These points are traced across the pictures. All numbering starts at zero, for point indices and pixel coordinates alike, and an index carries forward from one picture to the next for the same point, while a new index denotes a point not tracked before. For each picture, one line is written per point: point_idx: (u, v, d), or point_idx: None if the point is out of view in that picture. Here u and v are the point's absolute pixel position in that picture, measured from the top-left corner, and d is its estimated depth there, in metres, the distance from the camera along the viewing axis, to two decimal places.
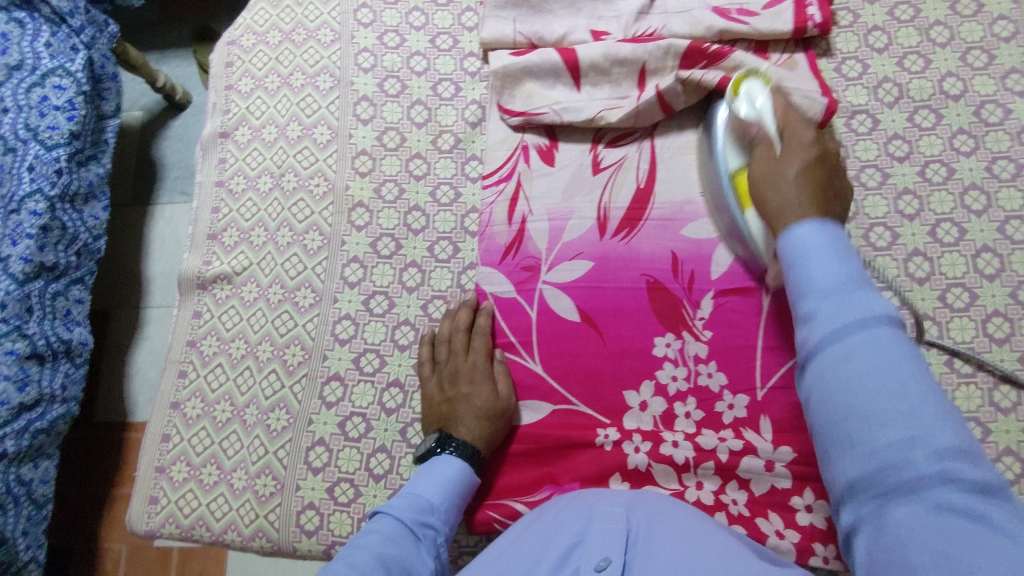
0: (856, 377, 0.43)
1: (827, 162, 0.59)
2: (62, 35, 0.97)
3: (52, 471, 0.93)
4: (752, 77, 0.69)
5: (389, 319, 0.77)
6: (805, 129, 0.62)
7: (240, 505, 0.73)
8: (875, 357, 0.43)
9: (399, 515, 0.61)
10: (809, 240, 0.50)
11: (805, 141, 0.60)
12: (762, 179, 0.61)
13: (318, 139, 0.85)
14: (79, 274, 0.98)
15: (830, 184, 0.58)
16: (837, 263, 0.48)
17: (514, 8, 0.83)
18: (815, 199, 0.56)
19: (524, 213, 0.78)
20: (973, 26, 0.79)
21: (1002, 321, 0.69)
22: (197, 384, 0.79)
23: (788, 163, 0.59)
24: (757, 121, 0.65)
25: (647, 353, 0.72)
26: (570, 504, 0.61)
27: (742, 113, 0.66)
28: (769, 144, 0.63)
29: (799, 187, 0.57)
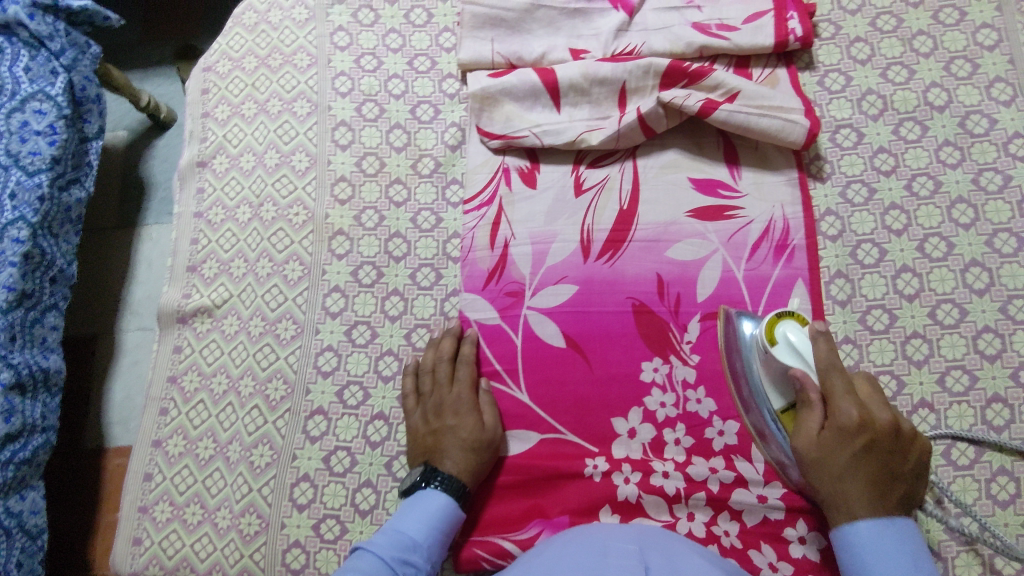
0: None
1: (897, 453, 0.59)
2: (42, 58, 0.96)
3: (42, 502, 0.90)
4: (785, 316, 0.64)
5: (372, 350, 0.76)
6: (849, 402, 0.59)
7: (224, 544, 0.72)
8: (884, 561, 0.55)
9: (379, 552, 0.60)
10: (864, 529, 0.56)
11: (848, 425, 0.59)
12: (813, 466, 0.60)
13: (296, 166, 0.83)
14: (53, 301, 0.96)
15: (886, 478, 0.58)
16: (896, 535, 0.56)
17: (492, 29, 0.81)
18: (868, 494, 0.57)
19: (506, 237, 0.77)
20: (956, 35, 0.78)
21: (993, 338, 0.68)
22: (179, 421, 0.77)
23: (853, 464, 0.58)
24: (803, 373, 0.61)
25: (635, 379, 0.71)
26: (576, 540, 0.59)
27: (785, 360, 0.62)
28: (811, 412, 0.61)
29: (857, 479, 0.58)
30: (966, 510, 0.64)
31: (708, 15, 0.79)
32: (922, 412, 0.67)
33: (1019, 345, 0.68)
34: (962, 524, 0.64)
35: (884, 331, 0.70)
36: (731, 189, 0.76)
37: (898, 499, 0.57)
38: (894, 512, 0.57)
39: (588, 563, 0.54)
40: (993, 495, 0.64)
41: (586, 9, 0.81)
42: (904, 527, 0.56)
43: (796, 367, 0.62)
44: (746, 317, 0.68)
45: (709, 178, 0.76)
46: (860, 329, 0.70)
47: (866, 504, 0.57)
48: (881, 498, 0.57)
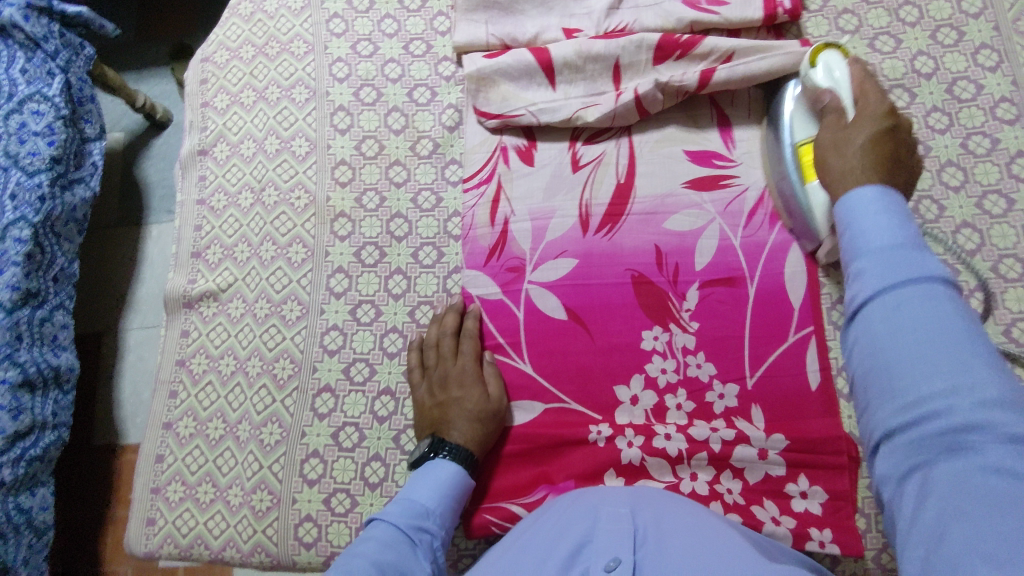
0: (864, 233, 0.43)
1: (891, 142, 0.57)
2: (37, 60, 0.96)
3: (51, 498, 0.92)
4: (831, 48, 0.69)
5: (377, 327, 0.77)
6: (876, 103, 0.61)
7: (238, 521, 0.73)
8: (871, 217, 0.43)
9: (394, 521, 0.61)
10: (866, 193, 0.45)
11: (880, 109, 0.60)
12: (829, 151, 0.60)
13: (296, 151, 0.85)
14: (58, 300, 0.97)
15: (888, 160, 0.56)
16: (884, 199, 0.44)
17: (486, 10, 0.83)
18: (881, 176, 0.54)
19: (506, 214, 0.78)
20: (941, 4, 0.79)
21: (986, 296, 0.69)
22: (188, 403, 0.78)
23: (852, 160, 0.57)
24: (831, 89, 0.65)
25: (636, 348, 0.72)
26: (573, 502, 0.61)
27: (819, 79, 0.66)
28: (841, 114, 0.63)
29: (861, 154, 0.56)
30: None
31: None
32: None
33: (1012, 302, 0.69)
34: None
35: None
36: (726, 158, 0.77)
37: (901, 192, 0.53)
38: (887, 187, 0.45)
39: (581, 529, 0.55)
40: None
41: None
42: (898, 198, 0.44)
43: (825, 88, 0.65)
44: (793, 82, 0.73)
45: (705, 149, 0.78)
46: None
47: (875, 177, 0.54)
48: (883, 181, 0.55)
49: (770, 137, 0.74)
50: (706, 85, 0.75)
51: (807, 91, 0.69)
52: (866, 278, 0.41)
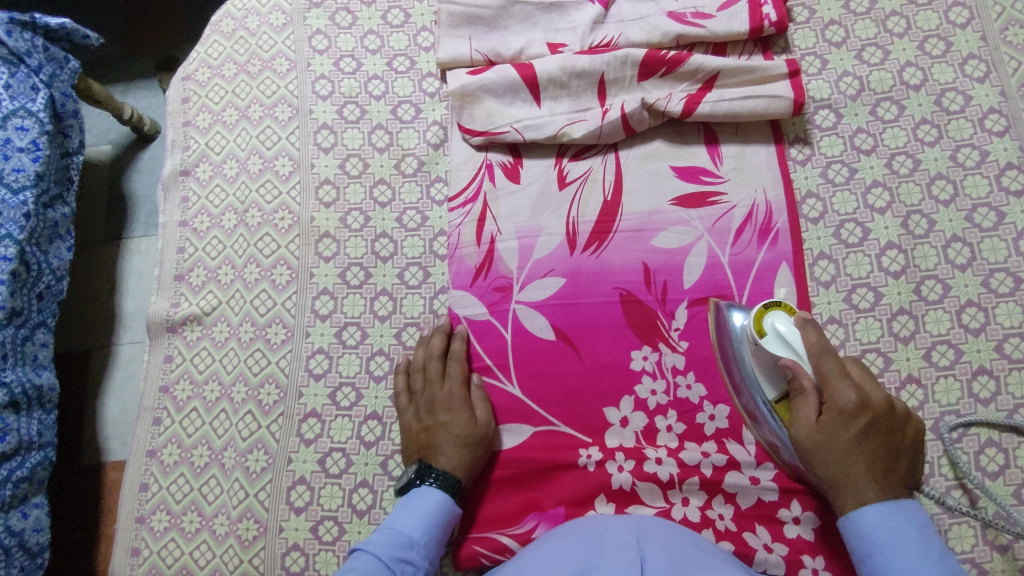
0: (896, 560, 0.53)
1: (891, 429, 0.59)
2: (21, 75, 0.95)
3: (46, 519, 0.90)
4: (774, 308, 0.64)
5: (363, 350, 0.76)
6: (845, 384, 0.59)
7: (223, 551, 0.72)
8: (901, 530, 0.54)
9: (377, 552, 0.60)
10: (877, 513, 0.56)
11: (847, 407, 0.59)
12: (812, 454, 0.59)
13: (280, 171, 0.83)
14: (40, 318, 0.96)
15: (893, 452, 0.58)
16: (901, 515, 0.55)
17: (469, 26, 0.82)
18: (869, 475, 0.57)
19: (492, 232, 0.77)
20: (929, 14, 0.79)
21: (977, 312, 0.69)
22: (173, 430, 0.77)
23: (852, 438, 0.58)
24: (793, 362, 0.61)
25: (625, 368, 0.71)
26: (576, 534, 0.60)
27: (774, 351, 0.62)
28: (807, 400, 0.61)
29: (859, 455, 0.58)
30: (956, 483, 0.65)
31: (682, 3, 0.80)
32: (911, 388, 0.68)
33: (1003, 318, 0.68)
34: (953, 496, 0.64)
35: (870, 309, 0.70)
36: (713, 174, 0.76)
37: (895, 482, 0.58)
38: (903, 495, 0.57)
39: (587, 556, 0.54)
40: (982, 466, 0.64)
41: (561, 3, 0.82)
42: (917, 510, 0.56)
43: (786, 358, 0.61)
44: (737, 310, 0.67)
45: (692, 165, 0.77)
46: (846, 308, 0.71)
47: (870, 483, 0.57)
48: (884, 486, 0.57)
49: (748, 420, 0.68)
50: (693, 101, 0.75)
51: (767, 371, 0.63)
52: (881, 573, 0.54)
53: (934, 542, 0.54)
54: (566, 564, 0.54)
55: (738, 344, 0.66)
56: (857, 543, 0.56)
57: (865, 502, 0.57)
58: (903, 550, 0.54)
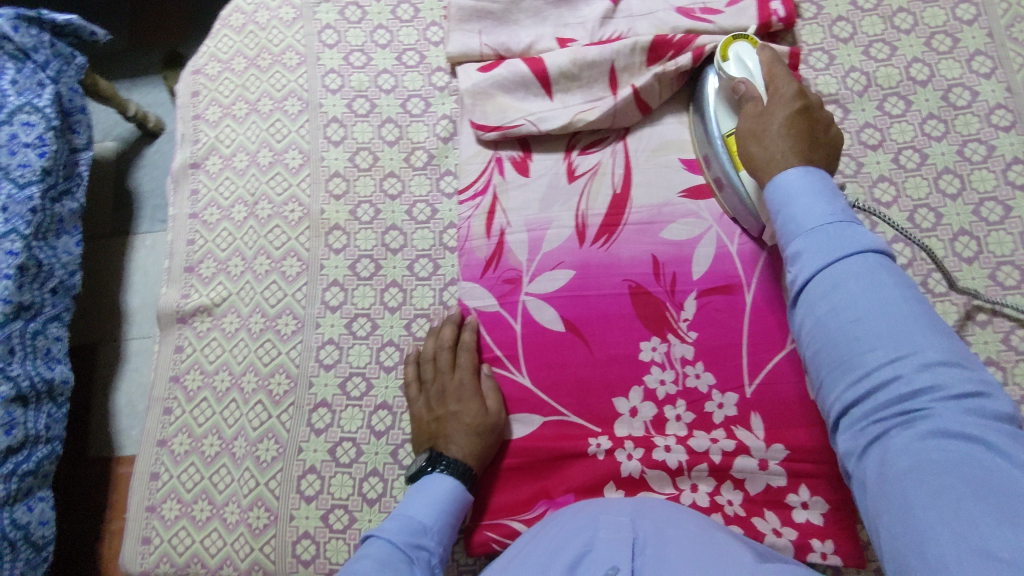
0: (807, 238, 0.48)
1: (818, 129, 0.60)
2: (28, 71, 0.95)
3: (50, 511, 0.91)
4: (740, 40, 0.71)
5: (373, 341, 0.77)
6: (791, 84, 0.63)
7: (234, 539, 0.72)
8: (812, 201, 0.50)
9: (391, 538, 0.59)
10: (797, 175, 0.52)
11: (789, 96, 0.62)
12: (749, 122, 0.63)
13: (290, 164, 0.84)
14: (55, 312, 0.96)
15: (817, 136, 0.59)
16: (820, 183, 0.51)
17: (479, 20, 0.82)
18: (799, 148, 0.58)
19: (502, 225, 0.78)
20: (936, 11, 0.79)
21: (984, 304, 0.69)
22: (183, 420, 0.78)
23: (778, 139, 0.59)
24: (746, 78, 0.67)
25: (634, 359, 0.72)
26: (573, 515, 0.60)
27: (733, 69, 0.69)
28: (756, 99, 0.64)
29: (785, 137, 0.59)
30: None
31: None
32: None
33: (1010, 310, 0.69)
34: None
35: None
36: None
37: (821, 159, 0.58)
38: (815, 168, 0.53)
39: (581, 539, 0.55)
40: None
41: None
42: (833, 186, 0.52)
43: (741, 78, 0.67)
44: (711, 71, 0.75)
45: None
46: None
47: (796, 156, 0.58)
48: (807, 150, 0.58)
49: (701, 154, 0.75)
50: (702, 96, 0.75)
51: (722, 96, 0.72)
52: (806, 264, 0.48)
53: (846, 210, 0.49)
54: (559, 547, 0.55)
55: (708, 97, 0.73)
56: (783, 233, 0.51)
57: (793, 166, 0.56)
58: (861, 302, 0.44)
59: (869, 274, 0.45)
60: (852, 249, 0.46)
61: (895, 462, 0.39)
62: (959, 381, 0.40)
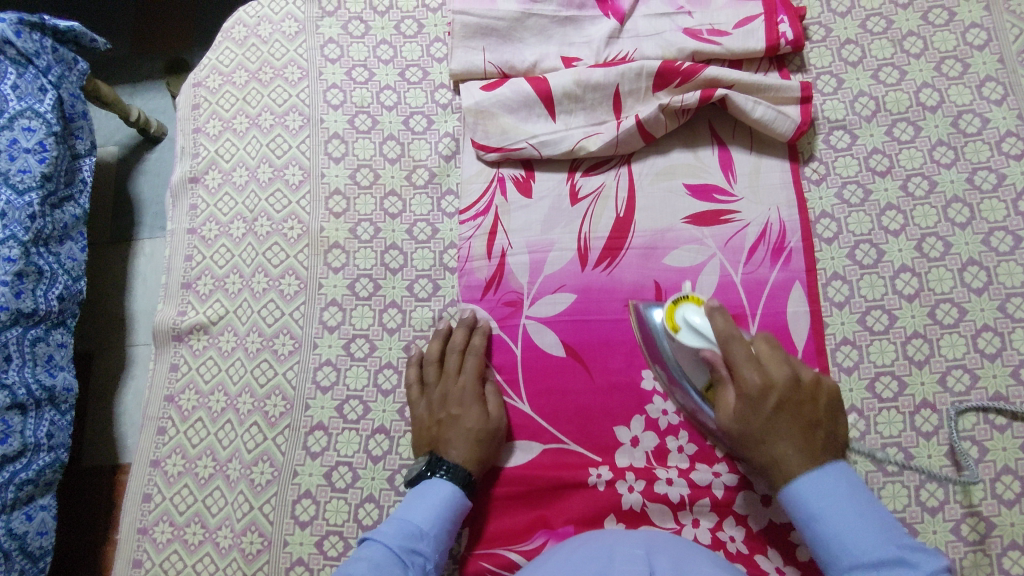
0: (834, 534, 0.55)
1: (806, 405, 0.62)
2: (30, 76, 0.94)
3: (52, 521, 0.90)
4: (682, 300, 0.67)
5: (371, 363, 0.76)
6: (753, 370, 0.62)
7: (227, 564, 0.71)
8: (835, 503, 0.57)
9: (387, 542, 0.61)
10: (814, 479, 0.58)
11: (753, 387, 0.62)
12: (739, 434, 0.62)
13: (290, 180, 0.83)
14: (60, 319, 0.96)
15: (810, 423, 0.61)
16: (838, 482, 0.58)
17: (483, 37, 0.81)
18: (802, 455, 0.59)
19: (503, 246, 0.77)
20: (946, 35, 0.78)
21: (993, 336, 0.68)
22: (177, 440, 0.76)
23: (772, 413, 0.61)
24: (708, 350, 0.65)
25: (636, 387, 0.71)
26: (585, 546, 0.59)
27: (692, 342, 0.65)
28: (726, 389, 0.64)
29: (784, 426, 0.61)
30: (972, 510, 0.64)
31: (698, 20, 0.79)
32: (925, 413, 0.67)
33: (1019, 343, 0.68)
34: (970, 523, 0.63)
35: (884, 332, 0.70)
36: (727, 192, 0.75)
37: (822, 449, 0.60)
38: (835, 463, 0.59)
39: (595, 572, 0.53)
40: (998, 494, 0.64)
41: (576, 17, 0.81)
42: (850, 475, 0.59)
43: (700, 345, 0.65)
44: (653, 307, 0.71)
45: (705, 183, 0.76)
46: (860, 330, 0.70)
47: (801, 463, 0.59)
48: (812, 455, 0.59)
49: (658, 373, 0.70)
50: None
51: (688, 358, 0.67)
52: (850, 554, 0.54)
53: (864, 498, 0.57)
54: None
55: (660, 341, 0.69)
56: (813, 537, 0.57)
57: (799, 479, 0.59)
58: (899, 575, 0.52)
59: (873, 528, 0.55)
60: (880, 540, 0.54)
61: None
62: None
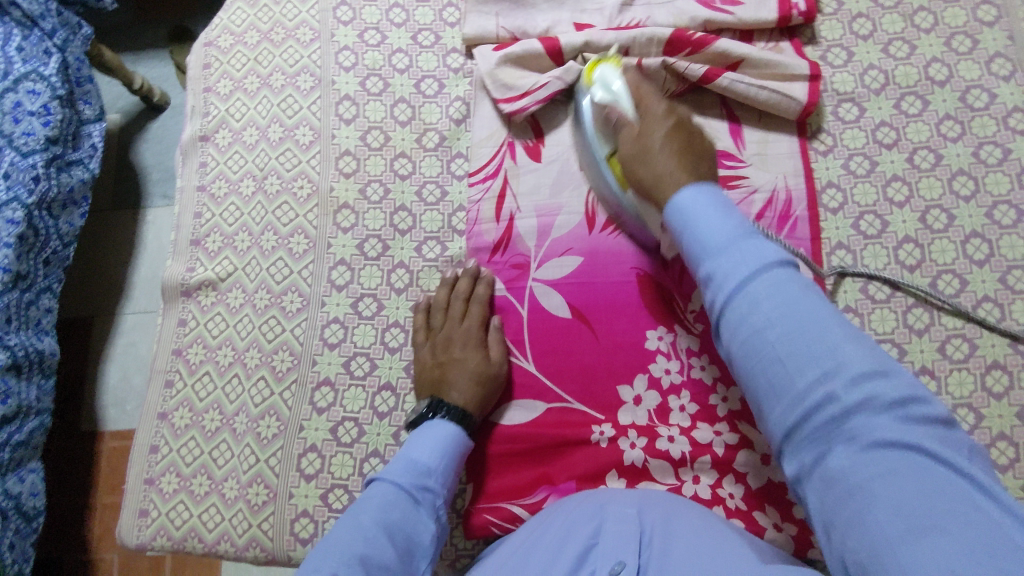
0: (707, 232, 0.52)
1: (694, 139, 0.63)
2: (35, 39, 0.93)
3: (41, 483, 0.92)
4: (603, 63, 0.72)
5: (378, 322, 0.76)
6: (659, 103, 0.66)
7: (232, 515, 0.72)
8: (714, 221, 0.52)
9: (395, 482, 0.60)
10: (691, 195, 0.55)
11: (659, 117, 0.65)
12: (630, 160, 0.65)
13: (300, 140, 0.83)
14: (46, 283, 0.95)
15: (698, 152, 0.62)
16: (711, 200, 0.54)
17: (497, 2, 0.81)
18: (680, 166, 0.60)
19: (512, 210, 0.77)
20: (957, 11, 0.79)
21: (993, 307, 0.69)
22: (184, 394, 0.77)
23: (654, 138, 0.63)
24: (612, 103, 0.68)
25: (640, 347, 0.72)
26: (580, 504, 0.60)
27: (596, 94, 0.70)
28: (627, 123, 0.66)
29: (667, 155, 0.62)
30: None
31: None
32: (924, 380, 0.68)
33: (1018, 314, 0.69)
34: None
35: (886, 301, 0.71)
36: (735, 159, 0.76)
37: (707, 167, 0.61)
38: (711, 185, 0.56)
39: (591, 530, 0.54)
40: (993, 459, 0.65)
41: None
42: (722, 195, 0.55)
43: (613, 101, 0.68)
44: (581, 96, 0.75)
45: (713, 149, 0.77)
46: (862, 298, 0.71)
47: (682, 172, 0.59)
48: (681, 157, 0.61)
49: (584, 159, 0.76)
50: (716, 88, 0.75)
51: (598, 135, 0.71)
52: (720, 284, 0.49)
53: (739, 215, 0.53)
54: (568, 539, 0.54)
55: (586, 120, 0.73)
56: (687, 238, 0.54)
57: (681, 186, 0.57)
58: (780, 306, 0.46)
59: (742, 220, 0.52)
60: (742, 240, 0.50)
61: (844, 476, 0.41)
62: (911, 431, 0.40)
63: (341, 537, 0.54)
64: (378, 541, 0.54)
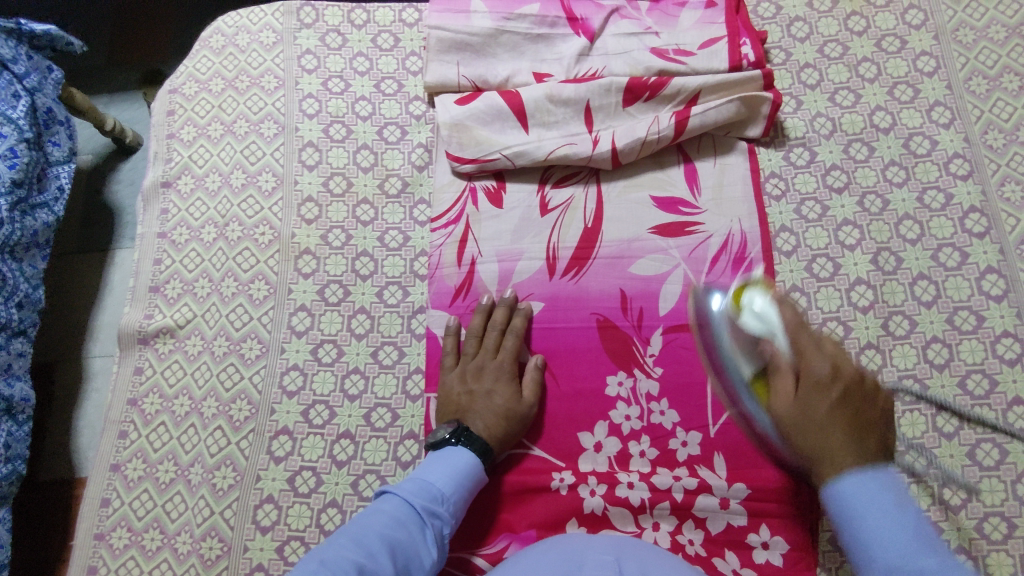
0: (872, 535, 0.49)
1: (865, 401, 0.59)
2: (4, 80, 0.92)
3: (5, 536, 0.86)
4: (752, 286, 0.65)
5: (338, 368, 0.76)
6: (822, 359, 0.59)
7: (185, 570, 0.70)
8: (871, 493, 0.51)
9: (410, 500, 0.63)
10: (857, 482, 0.52)
11: (823, 379, 0.58)
12: (794, 429, 0.59)
13: (262, 186, 0.84)
14: (20, 327, 0.92)
15: (862, 422, 0.58)
16: (878, 484, 0.52)
17: (458, 52, 0.83)
18: (849, 438, 0.56)
19: (473, 254, 0.78)
20: (898, 62, 0.82)
21: (941, 347, 0.71)
22: (138, 444, 0.75)
23: (836, 439, 0.56)
24: (768, 338, 0.61)
25: (599, 393, 0.72)
26: (552, 548, 0.59)
27: (751, 327, 0.62)
28: (784, 374, 0.60)
29: (835, 428, 0.57)
30: None
31: (665, 40, 0.82)
32: None
33: (965, 354, 0.70)
34: None
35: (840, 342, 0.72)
36: (691, 206, 0.78)
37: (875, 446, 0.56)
38: (876, 470, 0.53)
39: None
40: (945, 499, 0.66)
41: (548, 34, 0.83)
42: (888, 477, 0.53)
43: (763, 335, 0.61)
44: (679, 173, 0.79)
45: (671, 196, 0.78)
46: None
47: (850, 451, 0.55)
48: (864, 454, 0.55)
49: (649, 214, 0.78)
50: (682, 124, 0.77)
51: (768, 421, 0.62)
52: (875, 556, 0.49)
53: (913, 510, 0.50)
54: None
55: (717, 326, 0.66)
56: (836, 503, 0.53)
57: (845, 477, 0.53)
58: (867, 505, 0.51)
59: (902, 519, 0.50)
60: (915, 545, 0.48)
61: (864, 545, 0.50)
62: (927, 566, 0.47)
63: (348, 544, 0.58)
64: (379, 555, 0.58)
